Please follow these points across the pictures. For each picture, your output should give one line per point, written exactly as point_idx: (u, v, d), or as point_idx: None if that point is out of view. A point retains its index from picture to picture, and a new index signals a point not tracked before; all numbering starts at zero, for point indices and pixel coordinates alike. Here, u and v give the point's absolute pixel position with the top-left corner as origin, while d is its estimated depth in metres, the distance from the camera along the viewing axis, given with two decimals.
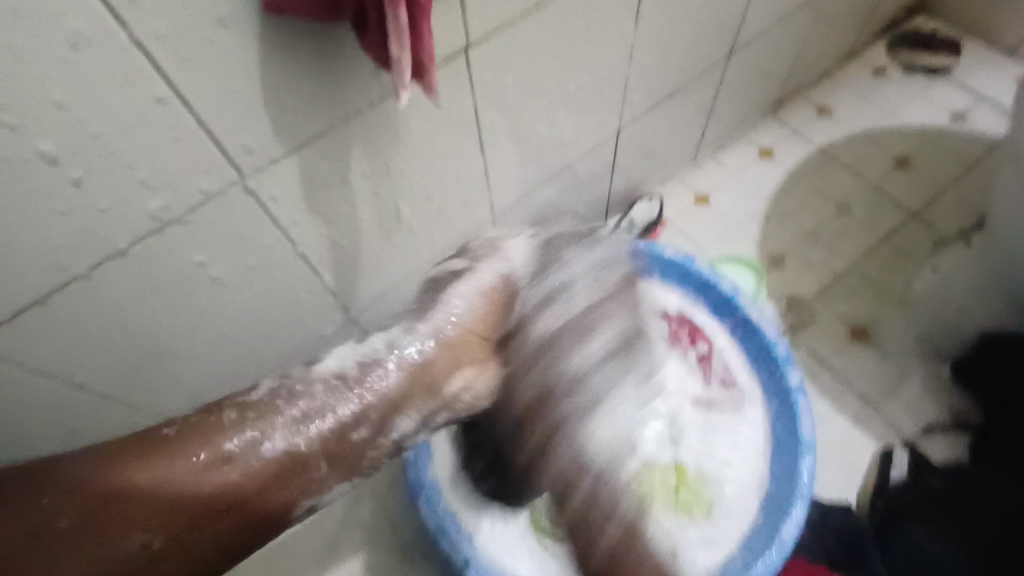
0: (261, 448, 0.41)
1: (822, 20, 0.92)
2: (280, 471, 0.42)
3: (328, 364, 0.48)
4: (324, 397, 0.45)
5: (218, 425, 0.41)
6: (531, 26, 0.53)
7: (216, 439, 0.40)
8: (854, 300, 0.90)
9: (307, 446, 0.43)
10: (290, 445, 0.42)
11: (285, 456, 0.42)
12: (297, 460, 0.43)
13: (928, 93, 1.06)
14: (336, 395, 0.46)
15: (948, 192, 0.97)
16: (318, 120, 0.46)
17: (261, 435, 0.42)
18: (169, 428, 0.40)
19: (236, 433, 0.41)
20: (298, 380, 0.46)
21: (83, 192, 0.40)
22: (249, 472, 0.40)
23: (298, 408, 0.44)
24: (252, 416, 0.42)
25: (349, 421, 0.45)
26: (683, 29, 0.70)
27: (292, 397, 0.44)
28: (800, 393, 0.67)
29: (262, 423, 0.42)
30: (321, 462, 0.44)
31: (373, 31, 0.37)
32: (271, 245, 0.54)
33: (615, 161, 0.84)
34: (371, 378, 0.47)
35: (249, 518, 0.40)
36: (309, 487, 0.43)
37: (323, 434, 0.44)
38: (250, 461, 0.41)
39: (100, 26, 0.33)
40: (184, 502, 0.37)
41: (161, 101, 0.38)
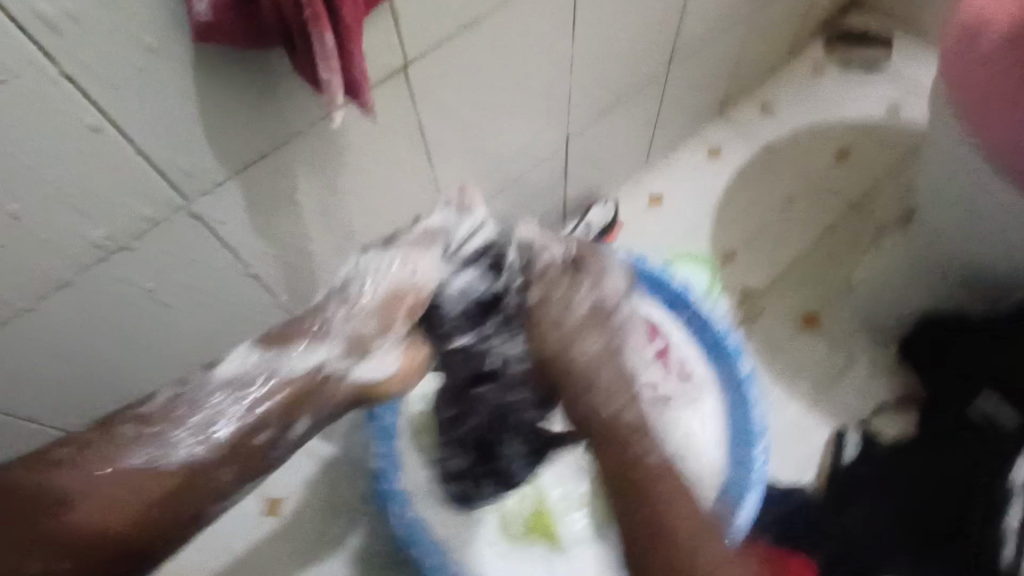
0: (162, 460, 0.37)
1: (759, 22, 0.96)
2: (183, 488, 0.37)
3: (223, 369, 0.42)
4: (222, 404, 0.40)
5: (114, 442, 0.37)
6: (467, 41, 0.55)
7: (117, 458, 0.36)
8: (804, 290, 0.93)
9: (209, 451, 0.38)
10: (190, 454, 0.38)
11: (185, 469, 0.37)
12: (200, 470, 0.38)
13: (864, 87, 1.11)
14: (235, 399, 0.40)
15: (886, 182, 1.01)
16: (260, 143, 0.47)
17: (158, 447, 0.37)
18: (65, 447, 0.36)
19: (137, 448, 0.37)
20: (195, 388, 0.41)
21: (21, 225, 0.40)
22: (151, 490, 0.36)
23: (198, 416, 0.39)
24: (152, 428, 0.38)
25: (256, 423, 0.40)
26: (621, 37, 0.72)
27: (190, 406, 0.39)
28: (751, 381, 0.72)
29: (163, 434, 0.38)
30: (227, 470, 0.39)
31: (303, 54, 0.38)
32: (222, 268, 0.54)
33: (568, 167, 0.86)
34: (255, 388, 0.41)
35: (157, 537, 0.36)
36: (217, 496, 0.38)
37: (226, 437, 0.39)
38: (149, 475, 0.36)
39: (25, 59, 0.34)
40: (77, 525, 0.34)
41: (95, 130, 0.39)
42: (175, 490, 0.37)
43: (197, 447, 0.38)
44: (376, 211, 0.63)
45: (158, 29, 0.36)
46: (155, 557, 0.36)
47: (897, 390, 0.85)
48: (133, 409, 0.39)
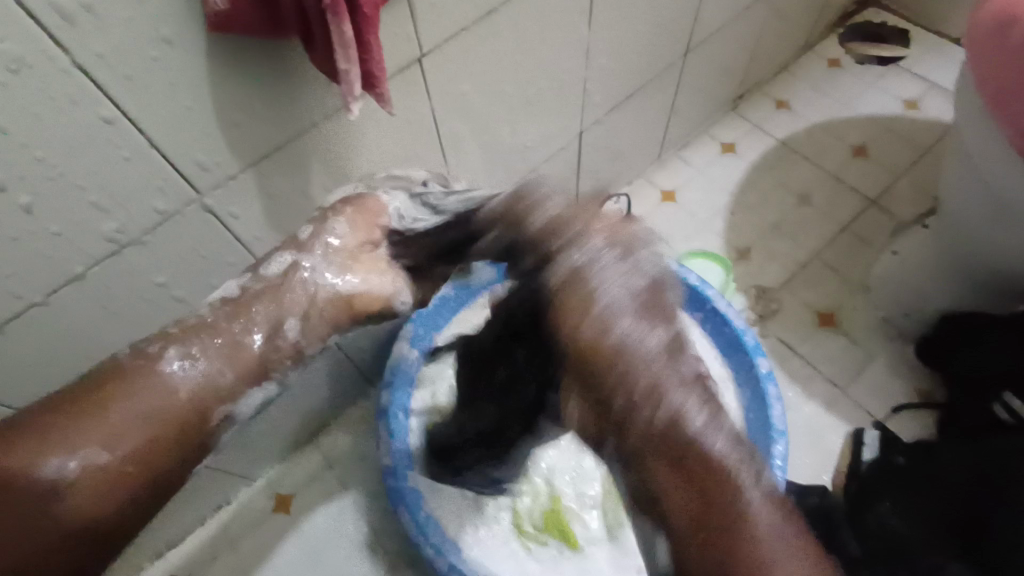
0: (169, 375, 0.37)
1: (776, 15, 0.94)
2: (194, 401, 0.38)
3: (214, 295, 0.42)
4: (222, 321, 0.39)
5: (117, 370, 0.36)
6: (484, 33, 0.54)
7: (122, 382, 0.36)
8: (819, 288, 0.92)
9: (221, 368, 0.39)
10: (193, 368, 0.38)
11: (198, 381, 0.38)
12: (208, 386, 0.38)
13: (881, 82, 1.09)
14: (236, 317, 0.40)
15: (904, 177, 1.00)
16: (274, 136, 0.46)
17: (160, 363, 0.37)
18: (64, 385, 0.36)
19: (141, 371, 0.37)
20: (194, 314, 0.40)
21: (33, 218, 0.39)
22: (160, 407, 0.36)
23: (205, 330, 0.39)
24: (157, 343, 0.38)
25: (263, 339, 0.40)
26: (638, 30, 0.71)
27: (192, 324, 0.39)
28: (769, 379, 0.70)
29: (168, 349, 0.38)
30: (231, 377, 0.39)
31: (319, 45, 0.37)
32: (234, 262, 0.53)
33: (581, 162, 0.85)
34: (261, 310, 0.40)
35: (179, 449, 0.37)
36: (231, 406, 0.39)
37: (228, 348, 0.39)
38: (158, 390, 0.36)
39: (37, 48, 0.33)
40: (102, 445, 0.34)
41: (108, 121, 0.38)
42: (185, 404, 0.37)
43: (197, 357, 0.38)
44: None
45: (173, 19, 0.36)
46: (179, 467, 0.37)
47: (915, 389, 0.84)
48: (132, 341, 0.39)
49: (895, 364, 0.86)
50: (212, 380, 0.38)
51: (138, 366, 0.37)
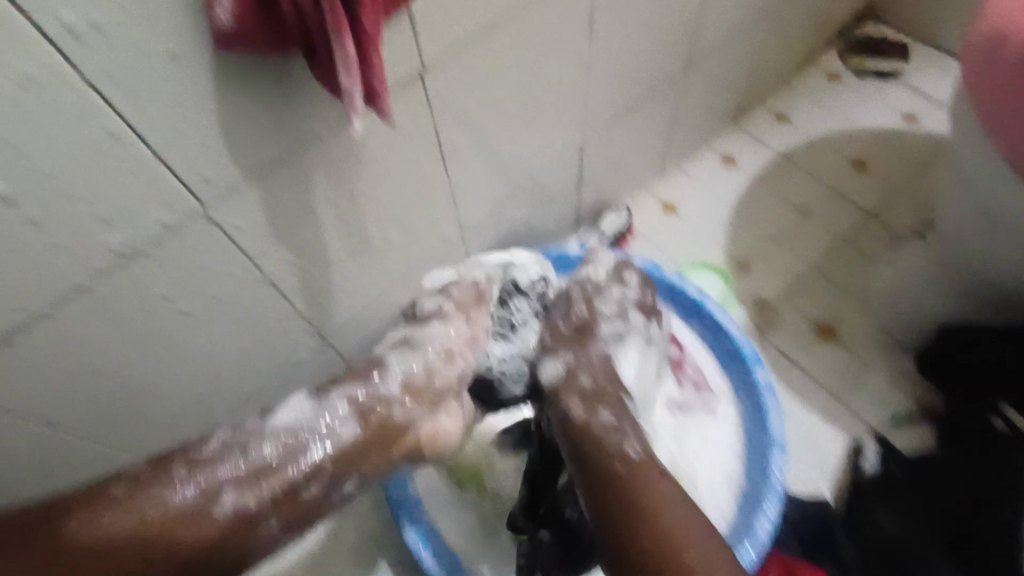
0: (211, 505, 0.46)
1: (774, 30, 0.95)
2: (227, 533, 0.46)
3: (283, 418, 0.51)
4: (274, 457, 0.49)
5: (168, 483, 0.46)
6: (484, 48, 0.55)
7: (162, 494, 0.45)
8: (820, 300, 0.92)
9: (254, 503, 0.47)
10: (237, 503, 0.47)
11: (232, 516, 0.46)
12: (244, 520, 0.47)
13: (881, 95, 1.10)
14: (286, 455, 0.49)
15: (903, 191, 1.00)
16: (277, 149, 0.47)
17: (209, 498, 0.46)
18: (121, 485, 0.45)
19: (185, 489, 0.46)
20: (251, 435, 0.50)
21: (39, 231, 0.40)
22: (201, 530, 0.45)
23: (246, 464, 0.48)
24: (201, 471, 0.47)
25: (297, 478, 0.49)
26: (637, 44, 0.72)
27: (243, 452, 0.48)
28: (768, 391, 0.70)
29: (208, 479, 0.47)
30: (271, 520, 0.48)
31: (322, 62, 0.38)
32: (236, 273, 0.54)
33: (582, 175, 0.85)
34: (306, 450, 0.50)
35: (191, 572, 0.45)
36: (254, 543, 0.48)
37: (274, 488, 0.48)
38: (198, 518, 0.45)
39: (49, 67, 0.34)
40: (134, 559, 0.43)
41: (116, 137, 0.39)
42: (217, 535, 0.46)
43: (246, 499, 0.47)
44: (391, 218, 0.63)
45: (178, 36, 0.36)
46: None
47: (917, 401, 0.84)
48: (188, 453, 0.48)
49: (896, 377, 0.86)
50: (249, 517, 0.47)
51: (182, 484, 0.46)
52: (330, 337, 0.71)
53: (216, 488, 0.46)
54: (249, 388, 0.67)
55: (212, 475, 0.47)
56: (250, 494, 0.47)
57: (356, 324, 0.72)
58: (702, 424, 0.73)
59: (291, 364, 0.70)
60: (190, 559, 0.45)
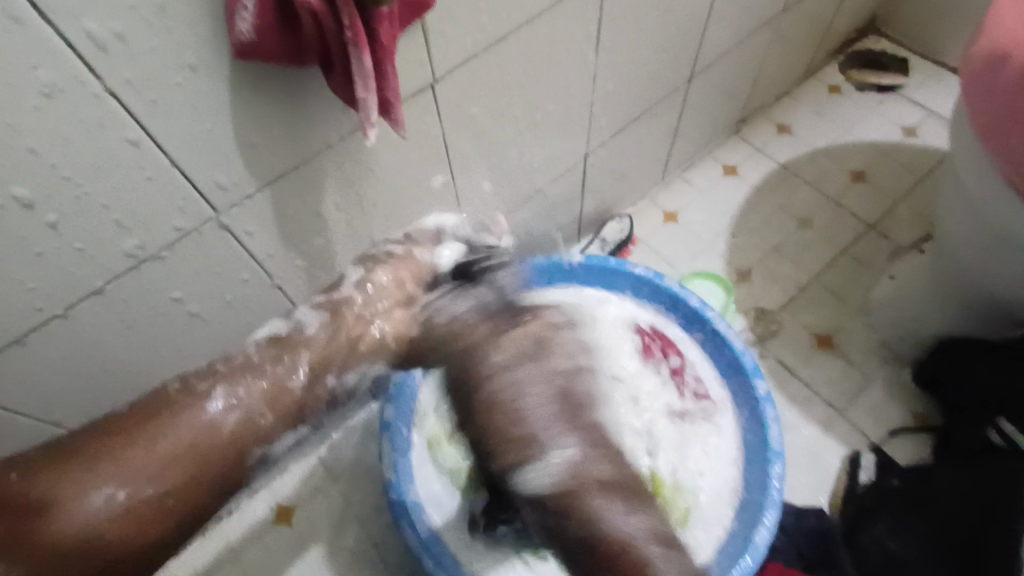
0: (214, 412, 0.43)
1: (778, 43, 0.97)
2: (233, 432, 0.43)
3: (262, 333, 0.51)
4: (262, 361, 0.46)
5: (173, 395, 0.43)
6: (494, 59, 0.56)
7: (177, 412, 0.42)
8: (819, 311, 0.93)
9: (253, 398, 0.44)
10: (238, 407, 0.44)
11: (236, 420, 0.43)
12: (250, 428, 0.44)
13: (881, 108, 1.12)
14: (272, 359, 0.47)
15: (903, 204, 1.01)
16: (290, 156, 0.48)
17: (209, 402, 0.43)
18: (126, 407, 0.42)
19: (191, 402, 0.43)
20: (238, 352, 0.47)
21: (58, 235, 0.41)
22: (208, 443, 0.42)
23: (239, 370, 0.45)
24: (203, 381, 0.44)
25: (285, 377, 0.46)
26: (643, 55, 0.73)
27: (235, 361, 0.46)
28: (767, 402, 0.71)
29: (213, 388, 0.44)
30: (270, 420, 0.45)
31: (339, 73, 0.39)
32: (247, 278, 0.55)
33: (586, 183, 0.86)
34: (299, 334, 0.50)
35: (216, 479, 0.42)
36: (263, 440, 0.45)
37: (270, 390, 0.45)
38: (207, 424, 0.42)
39: (72, 75, 0.34)
40: (149, 473, 0.40)
41: (134, 144, 0.39)
42: (227, 443, 0.43)
43: (239, 398, 0.44)
44: (399, 224, 0.64)
45: (199, 47, 0.37)
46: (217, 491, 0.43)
47: (913, 413, 0.85)
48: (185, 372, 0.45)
49: (893, 388, 0.87)
50: (253, 419, 0.44)
51: (189, 400, 0.43)
52: None
53: (211, 388, 0.44)
54: None
55: (218, 380, 0.44)
56: (247, 390, 0.45)
57: None
58: (702, 431, 0.74)
59: None
60: (203, 464, 0.42)
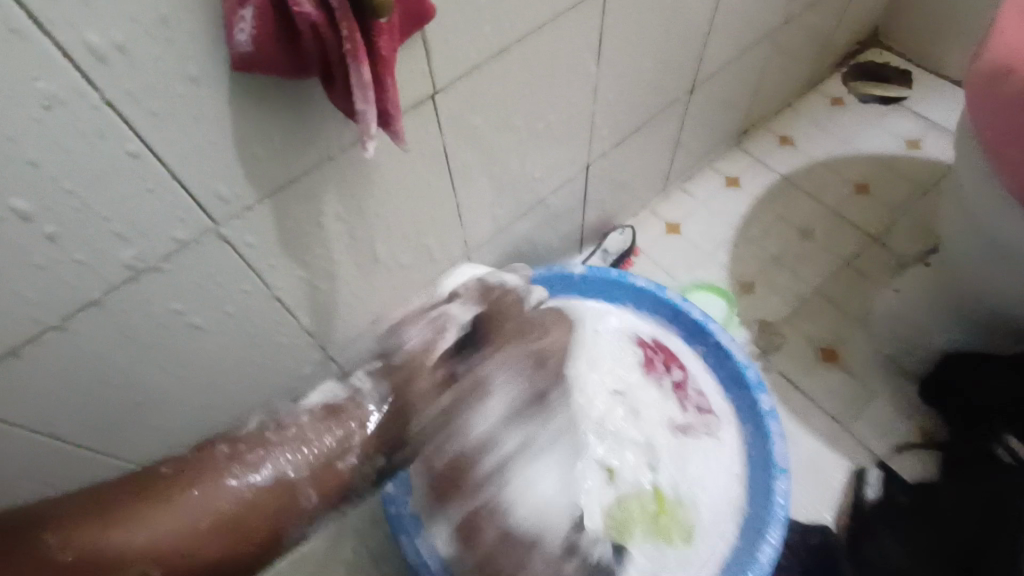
0: (253, 479, 0.38)
1: (779, 55, 0.97)
2: (271, 503, 0.39)
3: (312, 400, 0.48)
4: (309, 428, 0.42)
5: (213, 458, 0.39)
6: (495, 71, 0.56)
7: (209, 475, 0.38)
8: (823, 324, 0.92)
9: (297, 473, 0.40)
10: (279, 471, 0.39)
11: (275, 484, 0.39)
12: (288, 488, 0.39)
13: (883, 120, 1.11)
14: (321, 427, 0.43)
15: (906, 215, 1.01)
16: (291, 168, 0.48)
17: (250, 468, 0.39)
18: (163, 466, 0.38)
19: (230, 466, 0.38)
20: (285, 416, 0.44)
21: (57, 245, 0.40)
22: (237, 505, 0.37)
23: (289, 436, 0.41)
24: (245, 447, 0.40)
25: (335, 450, 0.42)
26: (644, 67, 0.73)
27: (282, 427, 0.42)
28: (772, 417, 0.70)
29: (254, 454, 0.40)
30: (313, 491, 0.40)
31: (338, 85, 0.39)
32: (246, 289, 0.54)
33: (587, 194, 0.86)
34: (353, 408, 0.45)
35: (244, 554, 0.38)
36: (301, 519, 0.40)
37: (314, 457, 0.41)
38: (238, 491, 0.38)
39: (72, 87, 0.34)
40: (178, 542, 0.35)
41: (134, 155, 0.39)
42: (262, 514, 0.38)
43: (285, 465, 0.40)
44: (399, 235, 0.63)
45: (199, 58, 0.37)
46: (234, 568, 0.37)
47: (920, 427, 0.84)
48: (226, 435, 0.42)
49: (899, 403, 0.86)
50: (296, 490, 0.40)
51: (231, 465, 0.39)
52: (333, 351, 0.71)
53: (256, 455, 0.39)
54: (252, 402, 0.67)
55: (262, 450, 0.40)
56: (294, 461, 0.40)
57: (361, 339, 0.73)
58: (704, 446, 0.73)
59: (294, 378, 0.70)
60: (236, 539, 0.37)
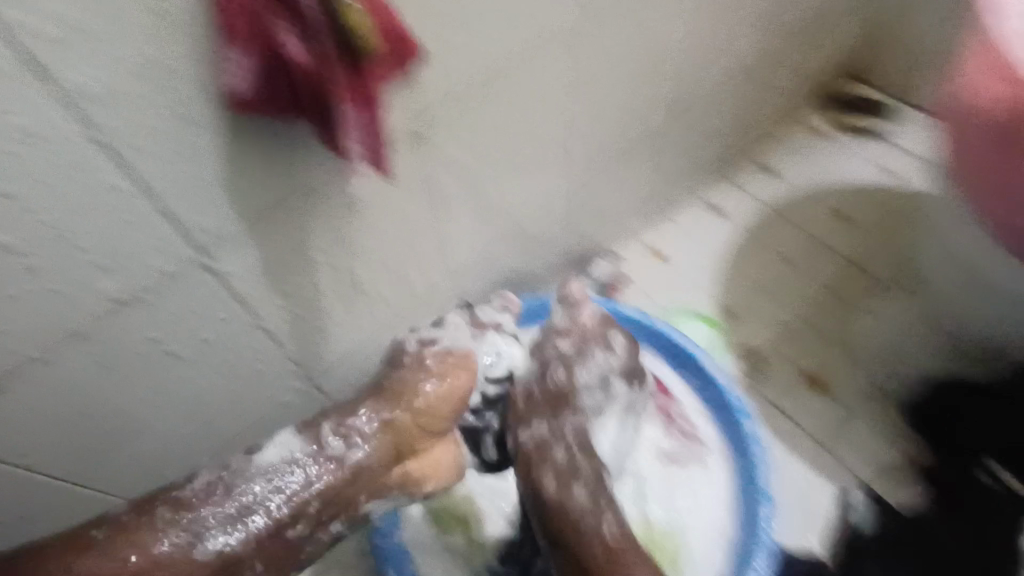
0: (195, 549, 0.51)
1: (753, 88, 1.00)
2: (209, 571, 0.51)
3: (267, 456, 0.56)
4: (263, 492, 0.54)
5: (147, 527, 0.51)
6: (476, 104, 0.57)
7: (145, 542, 0.50)
8: (804, 349, 0.93)
9: (238, 547, 0.52)
10: (220, 547, 0.51)
11: (217, 557, 0.51)
12: (229, 560, 0.52)
13: (860, 149, 1.14)
14: (273, 491, 0.54)
15: (884, 242, 1.03)
16: (273, 200, 0.49)
17: (188, 534, 0.51)
18: (100, 530, 0.50)
19: (166, 534, 0.51)
20: (238, 474, 0.55)
21: (35, 276, 0.41)
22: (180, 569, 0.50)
23: (236, 505, 0.53)
24: (180, 515, 0.52)
25: (285, 520, 0.53)
26: (624, 99, 0.75)
27: (229, 494, 0.53)
28: (755, 443, 0.71)
29: (195, 526, 0.52)
30: (255, 562, 0.53)
31: (323, 121, 0.39)
32: (228, 319, 0.55)
33: (571, 223, 0.88)
34: (300, 475, 0.55)
35: None
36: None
37: (257, 531, 0.52)
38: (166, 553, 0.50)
39: (53, 121, 0.35)
40: None
41: (115, 187, 0.40)
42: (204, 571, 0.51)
43: (223, 536, 0.52)
44: (382, 265, 0.64)
45: (179, 92, 0.38)
46: None
47: (904, 450, 0.84)
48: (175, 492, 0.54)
49: (883, 427, 0.86)
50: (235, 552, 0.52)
51: (162, 528, 0.51)
52: (318, 380, 0.70)
53: (200, 524, 0.52)
54: (236, 432, 0.67)
55: (190, 516, 0.52)
56: (233, 536, 0.52)
57: (346, 367, 0.73)
58: (692, 474, 0.73)
59: (278, 407, 0.69)
60: None
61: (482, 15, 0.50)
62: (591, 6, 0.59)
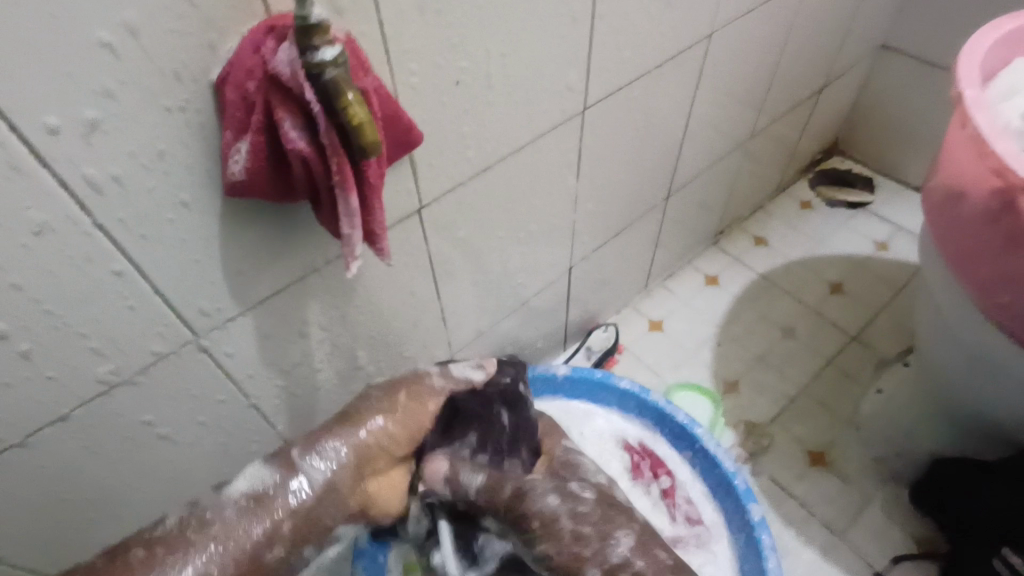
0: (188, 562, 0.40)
1: (749, 163, 1.03)
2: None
3: (238, 485, 0.45)
4: (234, 519, 0.43)
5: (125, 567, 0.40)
6: (479, 186, 0.58)
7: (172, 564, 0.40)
8: (810, 424, 0.92)
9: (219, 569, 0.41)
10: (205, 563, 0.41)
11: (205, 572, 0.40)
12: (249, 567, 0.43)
13: (851, 223, 1.17)
14: (248, 515, 0.43)
15: (882, 317, 1.03)
16: (274, 283, 0.48)
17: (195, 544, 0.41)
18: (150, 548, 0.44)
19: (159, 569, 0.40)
20: (209, 507, 0.44)
21: (27, 363, 0.40)
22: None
23: (211, 535, 0.42)
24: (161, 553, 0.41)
25: (262, 540, 0.43)
26: (623, 177, 0.77)
27: (202, 523, 0.43)
28: (763, 529, 0.67)
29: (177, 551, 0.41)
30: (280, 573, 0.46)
31: (326, 209, 0.40)
32: (223, 399, 0.53)
33: (569, 296, 0.88)
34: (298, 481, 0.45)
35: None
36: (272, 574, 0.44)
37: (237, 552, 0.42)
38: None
39: (65, 214, 0.35)
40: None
41: (119, 274, 0.40)
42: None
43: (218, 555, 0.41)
44: (384, 341, 0.64)
45: (190, 185, 0.39)
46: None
47: (915, 536, 0.81)
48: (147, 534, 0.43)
49: (891, 509, 0.84)
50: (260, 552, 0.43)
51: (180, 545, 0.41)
52: None
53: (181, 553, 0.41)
54: None
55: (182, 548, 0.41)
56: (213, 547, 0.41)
57: None
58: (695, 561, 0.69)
59: None
60: None
61: (487, 106, 0.52)
62: (594, 97, 0.62)
